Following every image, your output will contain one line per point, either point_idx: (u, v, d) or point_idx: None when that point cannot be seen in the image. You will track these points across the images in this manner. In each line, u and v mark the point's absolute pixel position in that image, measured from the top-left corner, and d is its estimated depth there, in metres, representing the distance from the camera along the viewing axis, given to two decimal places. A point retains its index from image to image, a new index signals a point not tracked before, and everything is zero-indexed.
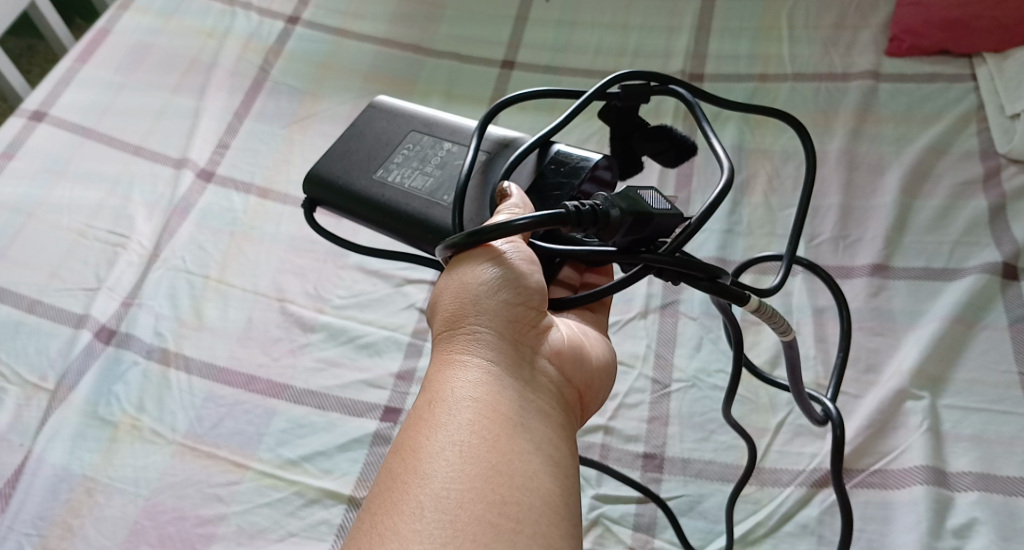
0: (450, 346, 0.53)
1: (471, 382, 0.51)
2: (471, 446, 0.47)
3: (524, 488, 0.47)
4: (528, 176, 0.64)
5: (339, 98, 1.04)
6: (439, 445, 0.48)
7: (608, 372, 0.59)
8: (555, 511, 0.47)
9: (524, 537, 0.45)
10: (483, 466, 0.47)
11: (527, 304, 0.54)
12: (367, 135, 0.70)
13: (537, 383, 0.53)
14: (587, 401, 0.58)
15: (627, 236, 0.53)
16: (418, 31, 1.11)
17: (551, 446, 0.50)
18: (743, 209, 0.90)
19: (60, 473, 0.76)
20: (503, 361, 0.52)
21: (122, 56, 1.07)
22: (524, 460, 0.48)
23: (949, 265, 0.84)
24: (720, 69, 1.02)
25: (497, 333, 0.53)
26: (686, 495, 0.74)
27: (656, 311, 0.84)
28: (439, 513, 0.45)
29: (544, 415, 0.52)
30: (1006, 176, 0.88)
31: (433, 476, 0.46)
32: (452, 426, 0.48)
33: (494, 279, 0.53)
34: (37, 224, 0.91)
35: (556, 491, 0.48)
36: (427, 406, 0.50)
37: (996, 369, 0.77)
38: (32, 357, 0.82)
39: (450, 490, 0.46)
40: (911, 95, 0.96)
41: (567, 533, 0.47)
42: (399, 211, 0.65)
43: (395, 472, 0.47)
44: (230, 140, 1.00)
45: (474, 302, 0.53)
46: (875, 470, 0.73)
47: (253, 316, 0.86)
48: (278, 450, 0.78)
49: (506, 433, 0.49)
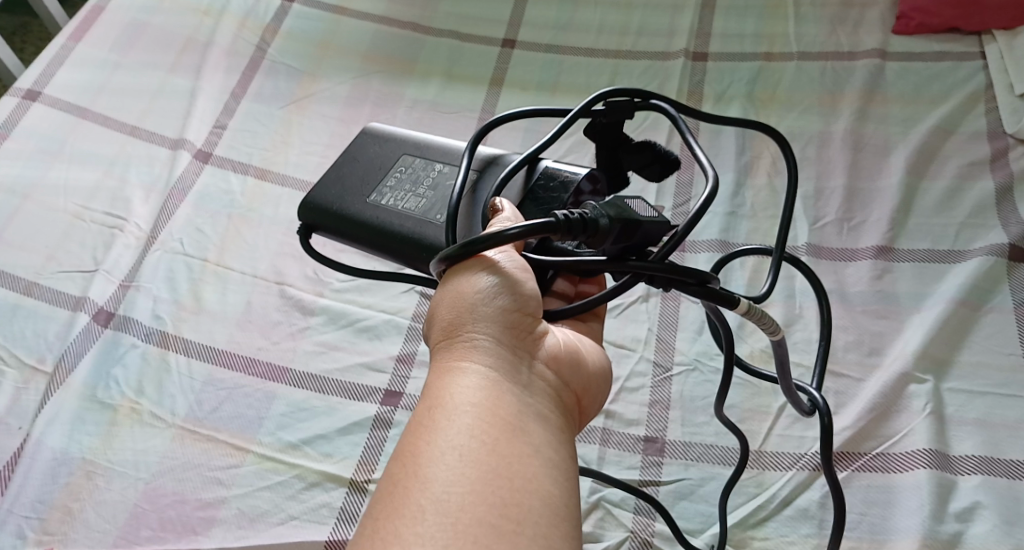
0: (449, 353, 0.52)
1: (470, 387, 0.50)
2: (472, 450, 0.47)
3: (524, 489, 0.46)
4: (517, 193, 0.63)
5: (338, 78, 1.03)
6: (440, 449, 0.47)
7: (605, 375, 0.59)
8: (556, 512, 0.47)
9: (525, 539, 0.45)
10: (484, 470, 0.46)
11: (524, 310, 0.53)
12: (360, 160, 0.69)
13: (535, 387, 0.52)
14: (585, 405, 0.57)
15: (616, 243, 0.53)
16: (419, 9, 1.09)
17: (550, 449, 0.50)
18: (746, 192, 0.89)
19: (59, 456, 0.76)
20: (502, 365, 0.52)
21: (117, 35, 1.05)
22: (524, 463, 0.48)
23: (954, 247, 0.83)
24: (725, 48, 1.01)
25: (496, 339, 0.52)
26: (688, 479, 0.74)
27: (658, 295, 0.84)
28: (439, 517, 0.44)
29: (543, 419, 0.51)
30: (1014, 157, 0.87)
31: (434, 480, 0.46)
32: (452, 431, 0.48)
33: (491, 286, 0.53)
34: (34, 205, 0.90)
35: (557, 492, 0.48)
36: (427, 412, 0.49)
37: (1002, 352, 0.76)
38: (29, 340, 0.82)
39: (451, 494, 0.45)
40: (919, 75, 0.95)
41: (568, 533, 0.46)
42: (393, 233, 0.64)
43: (395, 477, 0.47)
44: (227, 121, 0.99)
45: (471, 309, 0.52)
46: (878, 454, 0.73)
47: (253, 300, 0.85)
48: (279, 434, 0.77)
49: (505, 437, 0.48)
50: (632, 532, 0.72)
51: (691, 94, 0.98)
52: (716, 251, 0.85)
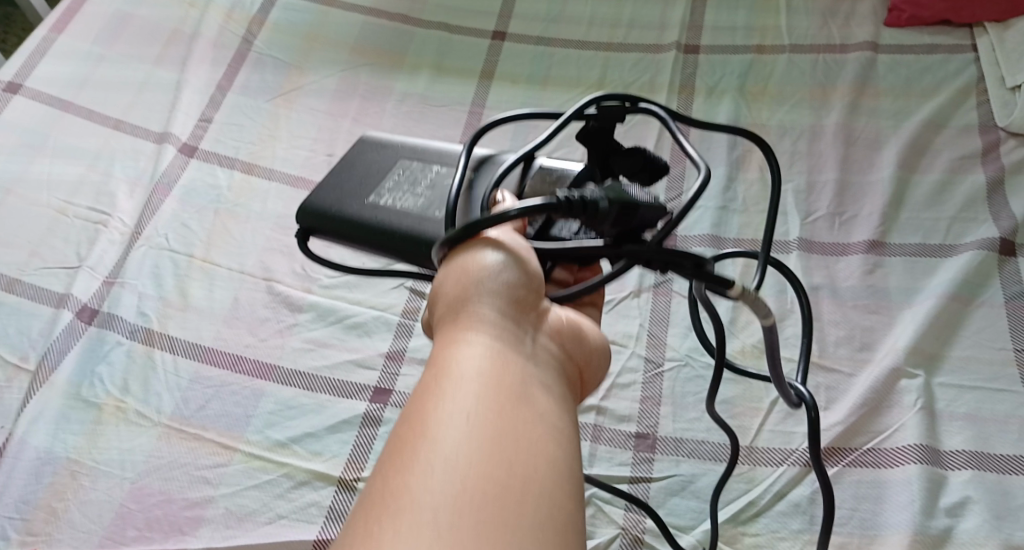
0: (455, 325, 0.52)
1: (476, 356, 0.49)
2: (478, 415, 0.46)
3: (529, 456, 0.46)
4: (510, 194, 0.62)
5: (325, 71, 1.01)
6: (445, 414, 0.46)
7: (608, 352, 0.58)
8: (561, 480, 0.46)
9: (533, 503, 0.44)
10: (490, 435, 0.46)
11: (529, 286, 0.53)
12: (356, 165, 0.68)
13: (540, 358, 0.52)
14: (587, 380, 0.57)
15: (614, 226, 0.52)
16: (407, 2, 1.08)
17: (555, 419, 0.49)
18: (738, 186, 0.89)
19: (44, 456, 0.75)
20: (506, 335, 0.51)
21: (100, 27, 1.03)
22: (530, 430, 0.47)
23: (945, 241, 0.83)
24: (716, 41, 1.00)
25: (502, 310, 0.52)
26: (679, 475, 0.73)
27: (650, 291, 0.83)
28: (446, 480, 0.43)
29: (548, 389, 0.50)
30: (1005, 150, 0.86)
31: (439, 445, 0.45)
32: (458, 396, 0.47)
33: (497, 260, 0.52)
34: (17, 200, 0.89)
35: (563, 461, 0.47)
36: (432, 380, 0.49)
37: (993, 347, 0.76)
38: (13, 338, 0.81)
39: (457, 458, 0.44)
40: (911, 68, 0.94)
41: (573, 502, 0.46)
42: (392, 233, 0.63)
43: (401, 444, 0.46)
44: (213, 114, 0.97)
45: (477, 282, 0.52)
46: (869, 449, 0.72)
47: (240, 296, 0.84)
48: (266, 432, 0.76)
49: (510, 404, 0.47)
50: (622, 529, 0.71)
51: (683, 87, 0.97)
52: (707, 245, 0.85)
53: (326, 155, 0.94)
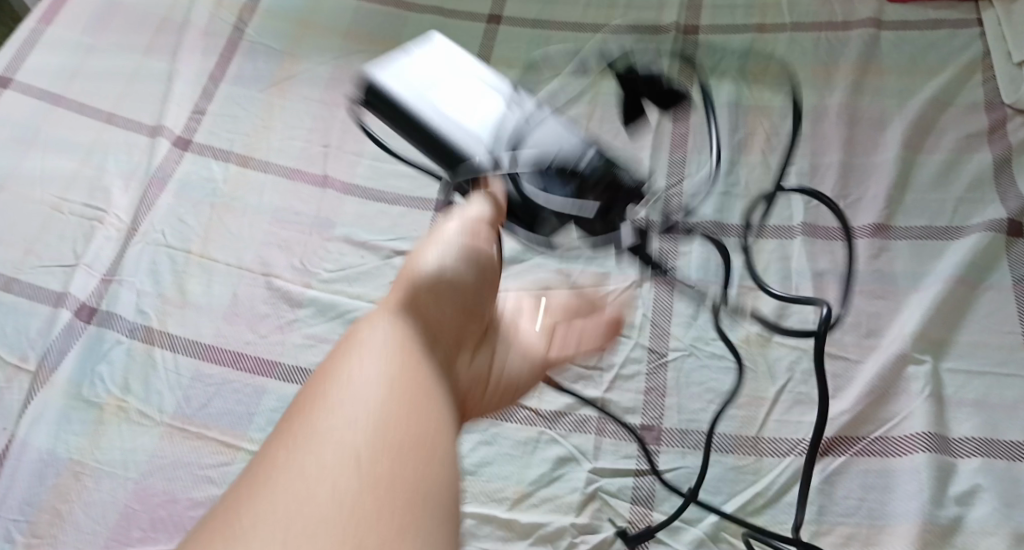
0: (386, 304, 0.56)
1: (387, 331, 0.53)
2: (382, 381, 0.50)
3: (420, 428, 0.49)
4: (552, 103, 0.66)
5: (318, 58, 1.00)
6: (353, 374, 0.50)
7: (501, 392, 0.63)
8: (443, 465, 0.48)
9: (411, 472, 0.47)
10: (392, 401, 0.49)
11: (464, 297, 0.59)
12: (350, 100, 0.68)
13: (449, 364, 0.56)
14: (473, 395, 0.60)
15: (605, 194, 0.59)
16: None
17: (450, 410, 0.52)
18: (740, 170, 0.88)
19: (47, 457, 0.74)
20: (420, 323, 0.55)
21: (88, 17, 1.02)
22: (428, 407, 0.50)
23: (952, 223, 0.82)
24: (716, 20, 0.98)
25: (428, 308, 0.57)
26: (684, 467, 0.73)
27: (651, 281, 0.82)
28: (339, 430, 0.47)
29: (451, 386, 0.54)
30: (1012, 128, 0.85)
31: (341, 400, 0.49)
32: (368, 359, 0.51)
33: (442, 263, 0.60)
34: (10, 197, 0.88)
35: (448, 449, 0.50)
36: (348, 341, 0.53)
37: (1000, 331, 0.75)
38: (11, 338, 0.80)
39: (355, 412, 0.48)
40: (915, 44, 0.93)
41: (444, 485, 0.48)
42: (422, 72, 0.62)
43: (309, 393, 0.50)
44: (206, 105, 0.96)
45: (422, 278, 0.58)
46: (876, 438, 0.72)
47: (239, 292, 0.83)
48: (270, 430, 0.76)
49: (411, 380, 0.51)
50: (629, 523, 0.71)
51: (683, 71, 0.95)
52: (709, 232, 0.84)
53: (322, 146, 0.93)
